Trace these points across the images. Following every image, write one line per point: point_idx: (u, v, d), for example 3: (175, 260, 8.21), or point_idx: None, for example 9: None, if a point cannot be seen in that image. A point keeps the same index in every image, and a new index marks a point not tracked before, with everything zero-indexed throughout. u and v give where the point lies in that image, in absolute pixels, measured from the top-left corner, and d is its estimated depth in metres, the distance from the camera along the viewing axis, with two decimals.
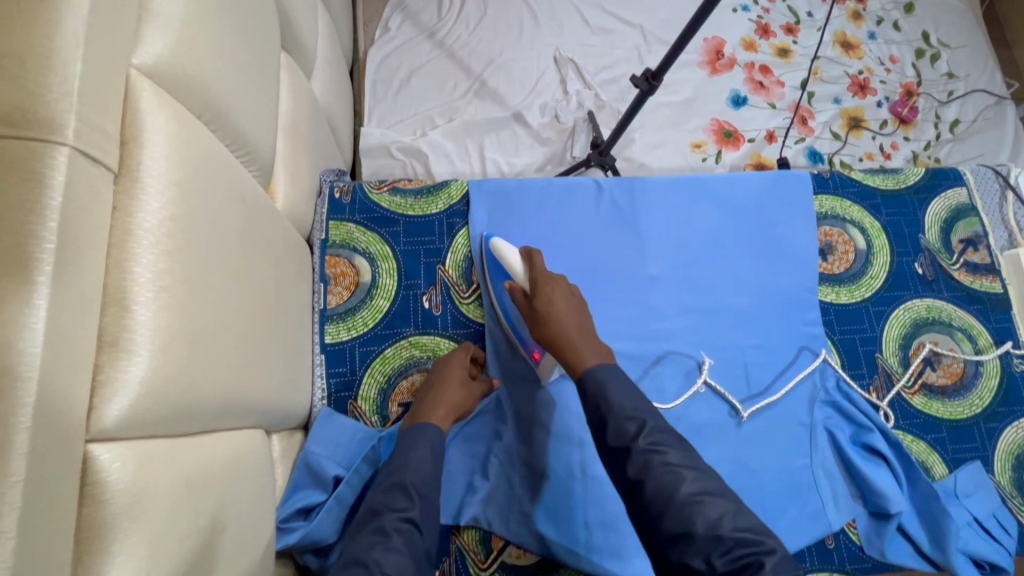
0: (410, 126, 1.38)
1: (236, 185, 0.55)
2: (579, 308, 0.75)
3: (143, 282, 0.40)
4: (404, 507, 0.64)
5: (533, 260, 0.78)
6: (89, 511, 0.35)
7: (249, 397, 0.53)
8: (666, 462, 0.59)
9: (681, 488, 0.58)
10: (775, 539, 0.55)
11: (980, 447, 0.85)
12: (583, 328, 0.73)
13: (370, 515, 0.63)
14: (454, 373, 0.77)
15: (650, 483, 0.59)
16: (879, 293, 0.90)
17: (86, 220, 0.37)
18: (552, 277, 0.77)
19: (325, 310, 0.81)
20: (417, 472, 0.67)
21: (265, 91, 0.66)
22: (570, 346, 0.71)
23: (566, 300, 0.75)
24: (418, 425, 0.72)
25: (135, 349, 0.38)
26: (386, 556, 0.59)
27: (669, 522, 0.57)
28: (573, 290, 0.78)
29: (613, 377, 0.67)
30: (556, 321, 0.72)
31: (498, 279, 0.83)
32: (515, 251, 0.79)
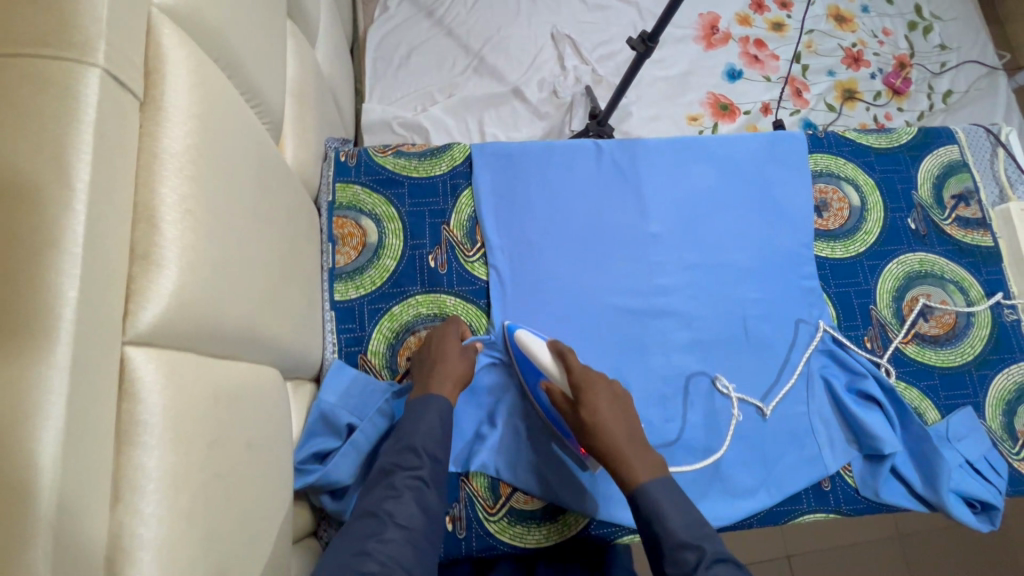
0: (410, 102, 1.39)
1: (249, 126, 0.57)
2: (625, 410, 0.72)
3: (170, 202, 0.42)
4: (414, 466, 0.66)
5: (567, 359, 0.73)
6: (128, 407, 0.38)
7: (266, 330, 0.56)
8: None
9: None
10: None
11: (971, 393, 0.88)
12: (633, 434, 0.70)
13: (381, 472, 0.66)
14: (451, 345, 0.78)
15: None
16: (874, 248, 0.93)
17: (116, 139, 0.39)
18: (589, 373, 0.73)
19: (333, 269, 0.83)
20: (427, 435, 0.69)
21: (272, 48, 0.68)
22: (620, 460, 0.67)
23: (612, 405, 0.71)
24: (421, 396, 0.72)
25: (165, 262, 0.41)
26: (398, 509, 0.63)
27: None
28: (615, 386, 0.74)
29: (668, 499, 0.64)
30: (602, 433, 0.69)
31: (532, 377, 0.79)
32: (546, 348, 0.75)
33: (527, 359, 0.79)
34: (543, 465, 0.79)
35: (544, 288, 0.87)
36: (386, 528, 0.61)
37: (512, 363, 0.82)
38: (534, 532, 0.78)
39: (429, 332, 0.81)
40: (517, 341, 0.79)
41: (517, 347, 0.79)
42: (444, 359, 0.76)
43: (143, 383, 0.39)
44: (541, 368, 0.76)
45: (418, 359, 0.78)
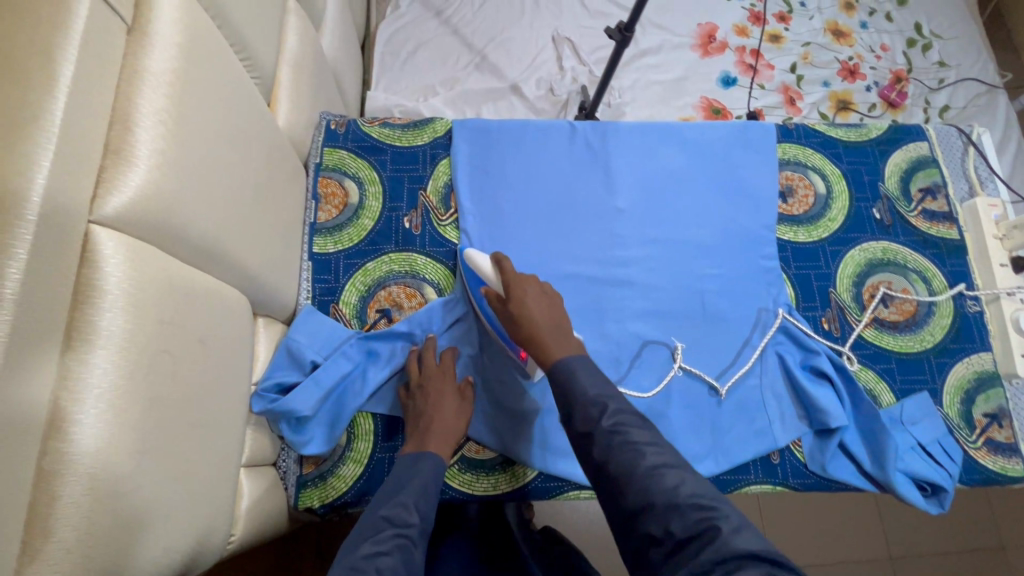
0: (414, 93, 1.48)
1: (231, 71, 0.64)
2: (552, 303, 0.78)
3: (145, 111, 0.49)
4: (404, 523, 0.63)
5: (503, 264, 0.80)
6: (86, 273, 0.44)
7: (231, 250, 0.62)
8: (628, 441, 0.62)
9: (641, 462, 0.60)
10: (730, 506, 0.57)
11: (928, 379, 0.88)
12: (556, 320, 0.77)
13: (370, 529, 0.62)
14: (448, 400, 0.79)
15: (612, 463, 0.62)
16: (837, 234, 0.95)
17: (101, 51, 0.46)
18: (522, 277, 0.81)
19: (315, 224, 0.89)
20: (416, 501, 0.66)
21: (267, 14, 0.77)
22: (540, 341, 0.74)
23: (539, 298, 0.78)
24: (418, 453, 0.73)
25: (134, 160, 0.47)
26: (386, 566, 0.58)
27: (630, 495, 0.59)
28: (545, 287, 0.81)
29: (580, 365, 0.70)
30: (526, 320, 0.75)
31: (474, 288, 0.86)
32: (485, 257, 0.83)
33: (473, 274, 0.86)
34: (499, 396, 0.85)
35: (510, 253, 0.92)
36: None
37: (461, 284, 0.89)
38: (482, 481, 0.81)
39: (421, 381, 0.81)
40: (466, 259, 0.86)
41: (466, 265, 0.87)
42: (440, 412, 0.78)
43: (104, 255, 0.45)
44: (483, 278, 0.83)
45: (415, 400, 0.79)
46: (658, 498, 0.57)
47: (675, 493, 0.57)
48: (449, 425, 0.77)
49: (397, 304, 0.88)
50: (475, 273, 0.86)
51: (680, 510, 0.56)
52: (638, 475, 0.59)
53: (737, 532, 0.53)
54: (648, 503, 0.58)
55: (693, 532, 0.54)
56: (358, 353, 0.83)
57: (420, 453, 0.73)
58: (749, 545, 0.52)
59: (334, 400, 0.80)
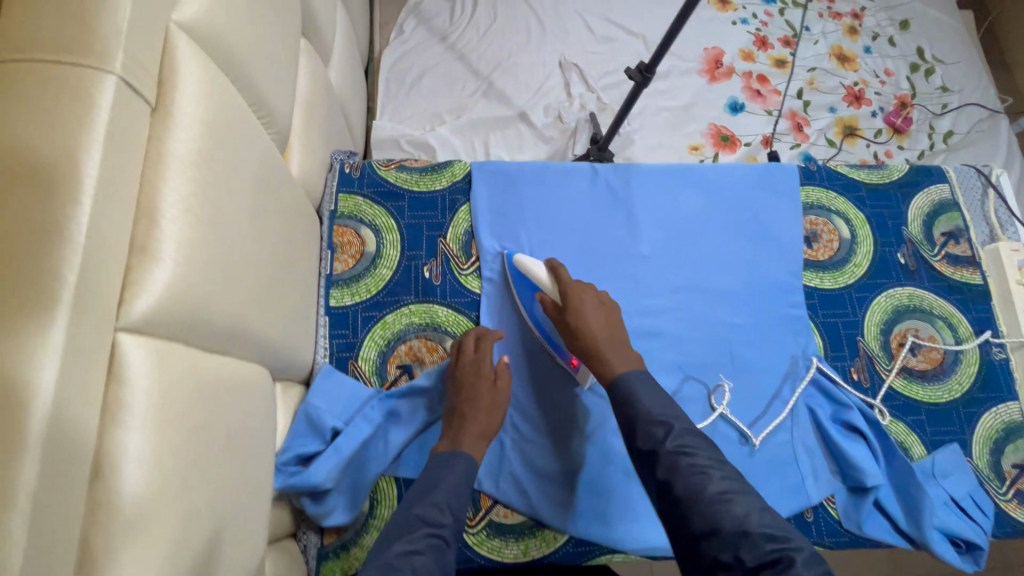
0: (419, 121, 1.44)
1: (250, 135, 0.60)
2: (609, 314, 0.81)
3: (171, 201, 0.45)
4: (438, 522, 0.65)
5: (560, 274, 0.82)
6: (115, 388, 0.40)
7: (254, 328, 0.58)
8: (694, 464, 0.66)
9: (708, 487, 0.64)
10: (799, 537, 0.61)
11: (957, 430, 0.88)
12: (614, 334, 0.79)
13: (405, 525, 0.64)
14: (485, 394, 0.78)
15: (678, 484, 0.65)
16: (862, 280, 0.94)
17: (126, 139, 0.42)
18: (579, 286, 0.82)
19: (331, 275, 0.86)
20: (449, 503, 0.67)
21: (284, 65, 0.73)
22: (599, 355, 0.77)
23: (597, 308, 0.80)
24: (449, 453, 0.73)
25: (161, 256, 0.44)
26: (420, 566, 0.60)
27: (697, 518, 0.63)
28: (602, 296, 0.83)
29: (642, 386, 0.73)
30: (584, 333, 0.78)
31: (525, 292, 0.87)
32: (539, 265, 0.84)
33: (524, 279, 0.87)
34: (545, 405, 0.84)
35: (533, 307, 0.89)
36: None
37: (507, 287, 0.89)
38: (512, 547, 0.78)
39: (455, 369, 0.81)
40: (516, 264, 0.87)
41: (516, 271, 0.88)
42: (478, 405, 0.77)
43: (132, 367, 0.41)
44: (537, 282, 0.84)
45: (453, 393, 0.79)
46: (727, 523, 0.61)
47: (745, 521, 0.61)
48: (485, 423, 0.77)
49: (418, 358, 0.85)
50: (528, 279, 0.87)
51: (750, 537, 0.60)
52: (706, 500, 0.63)
53: (807, 563, 0.58)
54: (716, 528, 0.62)
55: (764, 560, 0.58)
56: (381, 414, 0.79)
57: (452, 451, 0.73)
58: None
59: (358, 467, 0.77)
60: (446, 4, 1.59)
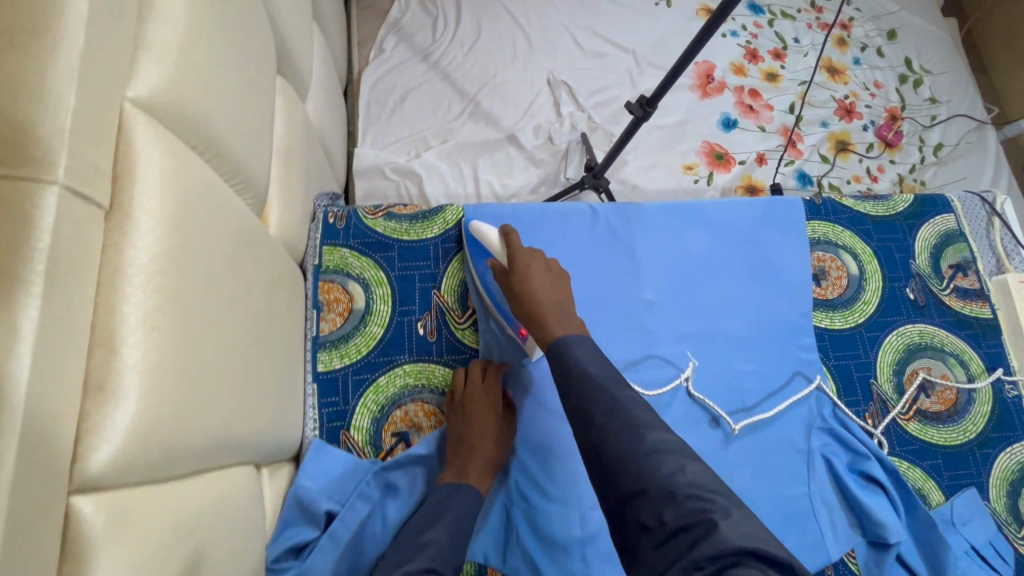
0: (404, 147, 1.37)
1: (223, 212, 0.54)
2: (556, 281, 0.75)
3: (132, 322, 0.39)
4: (437, 556, 0.63)
5: (511, 239, 0.77)
6: (70, 566, 0.35)
7: (236, 431, 0.52)
8: (628, 422, 0.57)
9: (640, 446, 0.55)
10: (728, 497, 0.51)
11: (974, 473, 0.85)
12: (559, 299, 0.72)
13: (403, 557, 0.63)
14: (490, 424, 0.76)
15: (608, 444, 0.56)
16: (873, 319, 0.91)
17: (74, 261, 0.36)
18: (529, 252, 0.77)
19: (317, 337, 0.79)
20: (448, 537, 0.66)
21: (259, 119, 0.67)
22: (540, 319, 0.70)
23: (543, 273, 0.75)
24: (454, 485, 0.71)
25: (121, 393, 0.37)
26: None
27: (626, 480, 0.54)
28: (552, 264, 0.77)
29: (580, 345, 0.65)
30: (528, 296, 0.72)
31: (480, 261, 0.83)
32: (493, 230, 0.79)
33: (478, 244, 0.83)
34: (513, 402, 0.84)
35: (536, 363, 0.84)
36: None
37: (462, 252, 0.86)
38: None
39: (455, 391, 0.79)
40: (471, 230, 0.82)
41: (470, 237, 0.83)
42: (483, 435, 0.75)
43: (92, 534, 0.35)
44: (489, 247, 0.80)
45: (456, 419, 0.77)
46: (654, 484, 0.52)
47: (672, 481, 0.52)
48: (488, 454, 0.75)
49: (415, 424, 0.79)
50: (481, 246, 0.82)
51: (676, 499, 0.51)
52: (635, 460, 0.54)
53: (736, 526, 0.48)
54: (643, 490, 0.53)
55: (687, 523, 0.49)
56: (379, 491, 0.74)
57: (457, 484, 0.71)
58: (747, 541, 0.47)
59: (361, 556, 0.70)
60: (427, 20, 1.52)
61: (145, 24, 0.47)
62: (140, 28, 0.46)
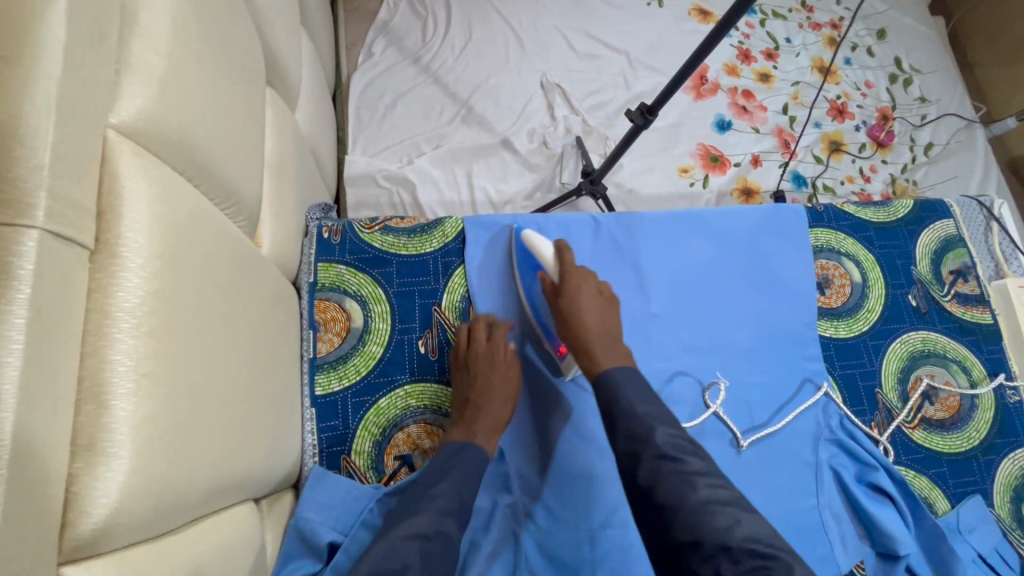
0: (396, 153, 1.34)
1: (215, 239, 0.51)
2: (606, 308, 0.78)
3: (122, 372, 0.36)
4: (448, 511, 0.64)
5: (565, 256, 0.80)
6: None
7: (234, 472, 0.49)
8: (681, 472, 0.61)
9: (691, 496, 0.60)
10: (791, 554, 0.56)
11: (979, 480, 0.85)
12: (609, 329, 0.76)
13: (412, 509, 0.63)
14: (499, 386, 0.76)
15: (659, 491, 0.61)
16: (877, 327, 0.90)
17: (57, 310, 0.33)
18: (582, 272, 0.80)
19: (315, 359, 0.77)
20: (456, 491, 0.66)
21: (250, 136, 0.63)
22: (587, 348, 0.74)
23: (594, 298, 0.78)
24: (460, 443, 0.70)
25: (113, 451, 0.35)
26: (427, 550, 0.60)
27: (678, 529, 0.59)
28: (602, 287, 0.81)
29: (628, 381, 0.70)
30: (577, 321, 0.75)
31: (524, 268, 0.85)
32: (548, 244, 0.82)
33: (529, 255, 0.84)
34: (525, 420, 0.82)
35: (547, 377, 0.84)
36: (418, 565, 0.58)
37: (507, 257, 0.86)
38: None
39: (462, 351, 0.78)
40: (523, 238, 0.84)
41: (521, 244, 0.84)
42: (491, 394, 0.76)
43: None
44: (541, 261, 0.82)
45: (464, 378, 0.77)
46: (709, 537, 0.57)
47: (729, 535, 0.57)
48: (495, 415, 0.76)
49: (418, 447, 0.76)
50: (531, 255, 0.84)
51: (733, 552, 0.56)
52: (686, 510, 0.59)
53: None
54: (698, 540, 0.58)
55: None
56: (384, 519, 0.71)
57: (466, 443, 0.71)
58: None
59: None
60: (417, 22, 1.49)
61: (128, 43, 0.44)
62: (123, 47, 0.43)
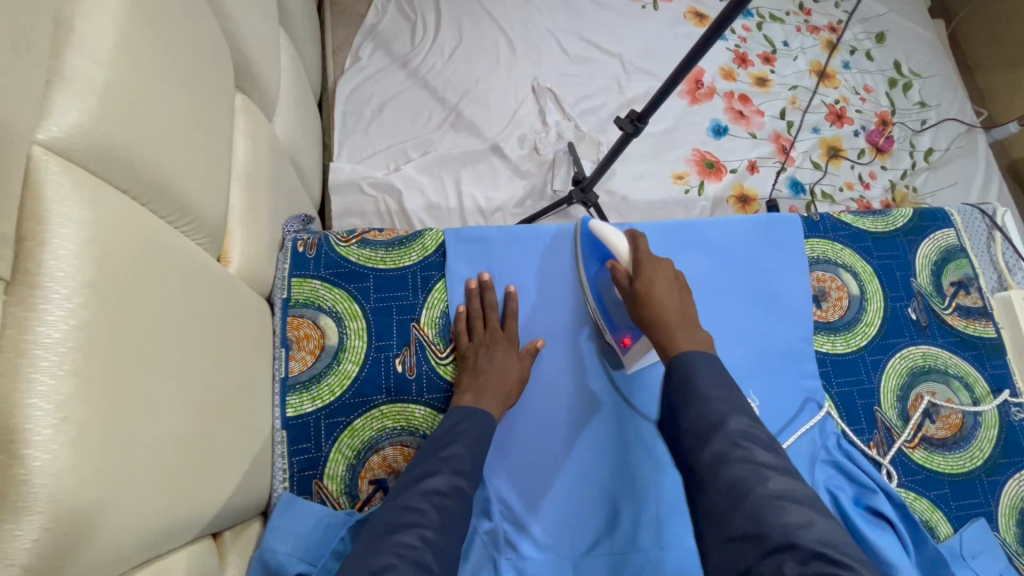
0: (383, 159, 1.31)
1: (166, 262, 0.48)
2: (686, 297, 0.75)
3: (40, 417, 0.33)
4: (463, 472, 0.65)
5: (640, 244, 0.77)
6: None
7: (182, 511, 0.46)
8: (748, 459, 0.59)
9: (762, 486, 0.57)
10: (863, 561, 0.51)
11: (983, 502, 0.82)
12: (689, 318, 0.73)
13: (429, 466, 0.64)
14: (511, 368, 0.76)
15: (724, 477, 0.59)
16: (876, 341, 0.87)
17: None
18: (658, 260, 0.77)
19: (286, 378, 0.73)
20: (469, 454, 0.66)
21: (214, 147, 0.60)
22: (666, 330, 0.71)
23: (671, 287, 0.74)
24: (470, 409, 0.70)
25: (25, 507, 0.32)
26: (442, 505, 0.61)
27: (740, 520, 0.56)
28: (679, 278, 0.77)
29: (705, 365, 0.67)
30: (656, 305, 0.72)
31: (591, 258, 0.83)
32: (618, 233, 0.78)
33: (597, 245, 0.82)
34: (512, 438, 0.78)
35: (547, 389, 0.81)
36: (430, 523, 0.58)
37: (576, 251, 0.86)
38: None
39: (478, 332, 0.78)
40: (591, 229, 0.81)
41: (591, 237, 0.83)
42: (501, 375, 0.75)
43: None
44: (613, 250, 0.78)
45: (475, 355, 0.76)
46: (775, 530, 0.54)
47: (797, 532, 0.53)
48: (505, 392, 0.75)
49: (394, 470, 0.73)
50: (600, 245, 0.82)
51: (799, 551, 0.52)
52: (754, 499, 0.56)
53: None
54: (760, 534, 0.54)
55: None
56: None
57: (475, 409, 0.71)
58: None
59: None
60: (406, 26, 1.46)
61: (63, 52, 0.41)
62: (57, 58, 0.40)
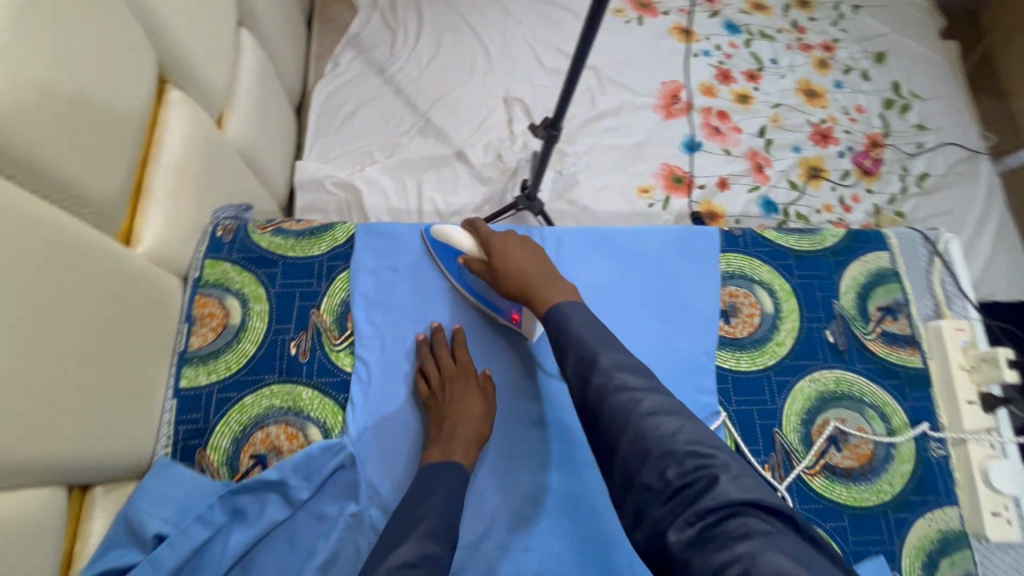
0: (350, 160, 1.38)
1: (27, 232, 0.54)
2: (535, 253, 0.79)
3: None
4: (431, 541, 0.64)
5: (477, 228, 0.82)
6: None
7: (11, 455, 0.51)
8: (625, 386, 0.60)
9: (640, 405, 0.58)
10: (728, 453, 0.55)
11: (885, 540, 0.77)
12: (547, 272, 0.76)
13: (393, 541, 0.64)
14: (472, 404, 0.78)
15: (607, 408, 0.60)
16: (785, 361, 0.84)
17: None
18: (498, 234, 0.82)
19: (186, 351, 0.79)
20: (438, 509, 0.68)
21: (118, 135, 0.67)
22: (534, 291, 0.74)
23: (523, 251, 0.79)
24: (440, 461, 0.73)
25: None
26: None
27: (626, 441, 0.57)
28: (528, 241, 0.81)
29: (575, 313, 0.68)
30: (517, 272, 0.76)
31: (450, 262, 0.87)
32: (456, 229, 0.84)
33: (447, 249, 0.86)
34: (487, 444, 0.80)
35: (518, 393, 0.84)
36: None
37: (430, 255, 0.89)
38: None
39: (444, 376, 0.80)
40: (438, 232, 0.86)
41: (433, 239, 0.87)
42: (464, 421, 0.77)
43: None
44: (455, 245, 0.84)
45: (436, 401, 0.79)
46: (654, 444, 0.55)
47: (671, 441, 0.55)
48: (468, 433, 0.77)
49: (275, 447, 0.76)
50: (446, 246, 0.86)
51: (676, 456, 0.54)
52: (637, 418, 0.58)
53: (735, 481, 0.52)
54: (644, 451, 0.56)
55: (689, 480, 0.52)
56: (224, 515, 0.71)
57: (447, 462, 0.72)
58: (746, 494, 0.50)
59: None
60: (388, 35, 1.53)
61: None
62: None
